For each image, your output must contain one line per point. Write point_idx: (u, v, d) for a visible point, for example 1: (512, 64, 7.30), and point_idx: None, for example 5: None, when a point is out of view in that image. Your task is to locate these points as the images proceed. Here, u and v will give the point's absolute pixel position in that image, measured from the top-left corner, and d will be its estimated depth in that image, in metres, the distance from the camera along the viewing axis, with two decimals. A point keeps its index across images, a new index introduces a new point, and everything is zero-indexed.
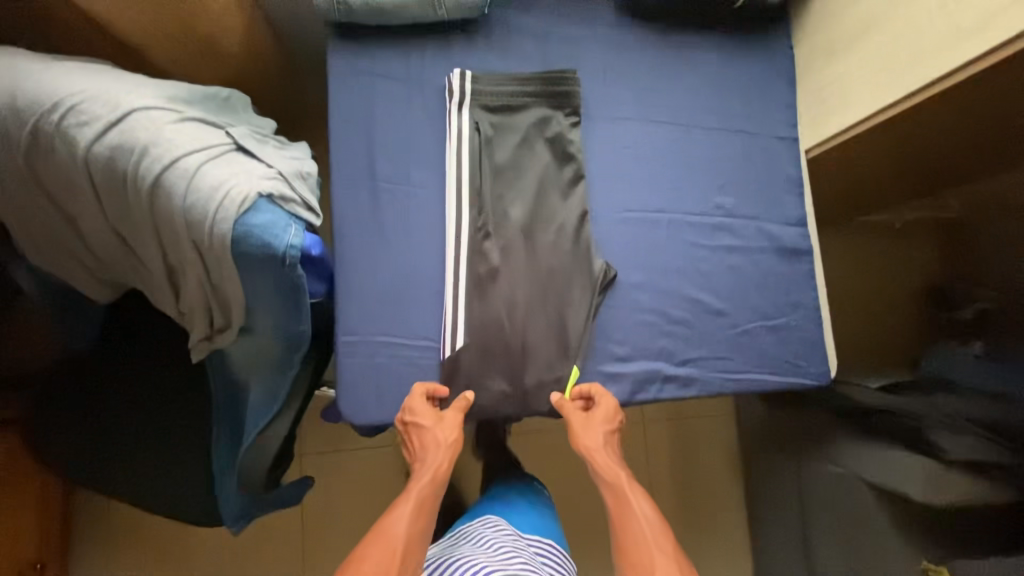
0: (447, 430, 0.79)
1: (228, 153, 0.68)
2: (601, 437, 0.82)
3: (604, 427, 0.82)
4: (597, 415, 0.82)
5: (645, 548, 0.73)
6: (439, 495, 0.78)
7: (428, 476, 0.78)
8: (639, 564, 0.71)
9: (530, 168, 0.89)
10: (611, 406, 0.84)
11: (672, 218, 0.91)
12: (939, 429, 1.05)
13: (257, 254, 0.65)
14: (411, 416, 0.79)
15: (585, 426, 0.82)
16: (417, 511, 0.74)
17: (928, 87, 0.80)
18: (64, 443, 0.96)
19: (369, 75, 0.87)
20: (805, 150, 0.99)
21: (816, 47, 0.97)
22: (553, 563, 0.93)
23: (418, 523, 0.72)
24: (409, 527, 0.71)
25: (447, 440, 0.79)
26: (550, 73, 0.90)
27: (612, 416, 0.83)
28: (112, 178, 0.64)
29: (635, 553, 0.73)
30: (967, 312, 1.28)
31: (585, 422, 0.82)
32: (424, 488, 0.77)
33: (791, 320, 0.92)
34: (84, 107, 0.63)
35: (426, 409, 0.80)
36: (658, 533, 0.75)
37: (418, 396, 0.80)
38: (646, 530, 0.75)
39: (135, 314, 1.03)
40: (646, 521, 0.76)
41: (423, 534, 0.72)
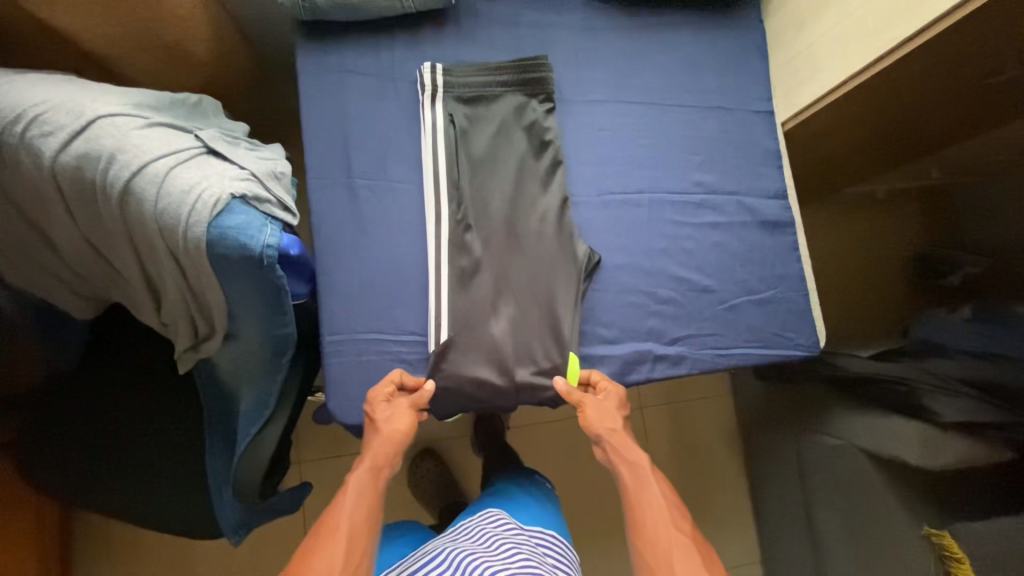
0: (392, 418, 0.78)
1: (198, 156, 0.67)
2: (620, 421, 0.84)
3: (620, 412, 0.84)
4: (609, 400, 0.83)
5: (664, 525, 0.74)
6: (380, 482, 0.78)
7: (365, 468, 0.78)
8: (658, 543, 0.72)
9: (507, 157, 0.88)
10: (619, 391, 0.85)
11: (653, 198, 0.91)
12: (932, 393, 1.05)
13: (232, 256, 0.64)
14: (373, 406, 0.78)
15: (599, 411, 0.82)
16: (358, 500, 0.74)
17: (896, 49, 0.80)
18: (54, 463, 0.95)
19: (338, 72, 0.86)
20: (782, 122, 0.99)
21: (785, 20, 0.97)
22: (555, 553, 0.93)
23: (359, 514, 0.73)
24: (350, 517, 0.72)
25: (388, 430, 0.78)
26: (522, 60, 0.89)
27: (622, 400, 0.85)
28: (81, 187, 0.64)
29: (653, 533, 0.74)
30: (955, 278, 1.28)
31: (597, 405, 0.83)
32: (362, 478, 0.77)
33: (777, 294, 0.92)
34: (47, 117, 0.62)
35: (379, 399, 0.79)
36: (676, 514, 0.77)
37: (384, 385, 0.79)
38: (665, 509, 0.77)
39: (119, 328, 1.02)
40: (662, 499, 0.78)
41: (368, 523, 0.73)
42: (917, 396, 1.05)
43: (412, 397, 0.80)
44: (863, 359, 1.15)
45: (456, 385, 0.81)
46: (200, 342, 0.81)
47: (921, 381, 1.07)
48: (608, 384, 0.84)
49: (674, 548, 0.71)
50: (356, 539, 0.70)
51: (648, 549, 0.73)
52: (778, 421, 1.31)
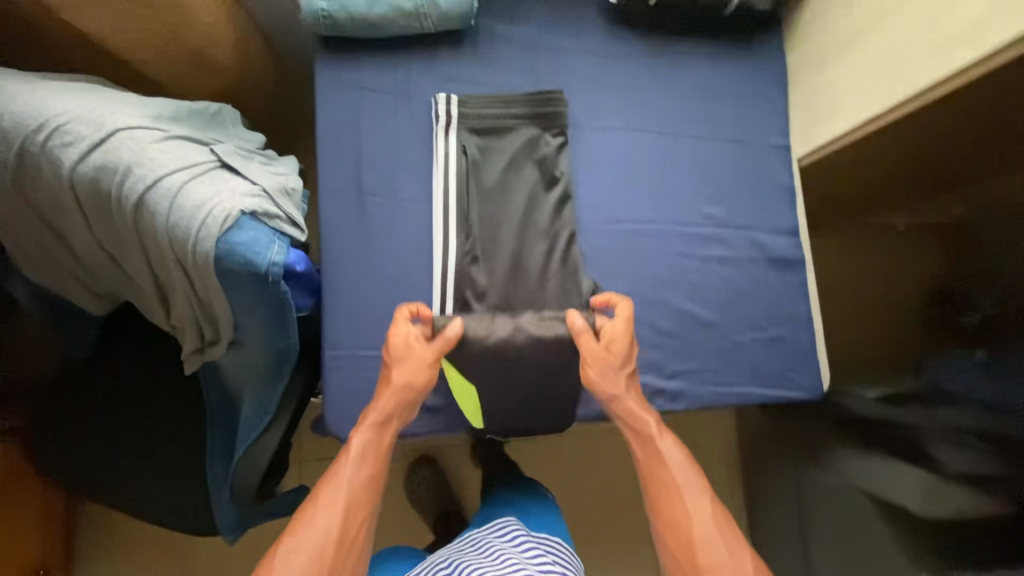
0: (408, 370, 0.76)
1: (212, 170, 0.69)
2: (622, 385, 0.78)
3: (624, 373, 0.78)
4: (612, 359, 0.77)
5: (680, 503, 0.71)
6: (386, 439, 0.75)
7: (370, 425, 0.74)
8: (676, 519, 0.70)
9: (518, 189, 0.87)
10: (623, 341, 0.77)
11: (661, 228, 0.90)
12: (939, 442, 1.01)
13: (239, 271, 0.66)
14: (391, 344, 0.76)
15: (602, 369, 0.77)
16: (360, 462, 0.72)
17: (917, 96, 0.75)
18: (65, 453, 0.99)
19: (356, 88, 0.87)
20: (797, 159, 0.95)
21: (807, 54, 0.93)
22: (560, 559, 0.90)
23: (359, 477, 0.71)
24: (354, 478, 0.70)
25: (404, 382, 0.76)
26: (537, 94, 0.88)
27: (625, 359, 0.78)
28: (96, 199, 0.65)
29: (668, 506, 0.71)
30: None
31: (603, 361, 0.77)
32: (367, 437, 0.74)
33: (782, 332, 0.90)
34: (68, 128, 0.63)
35: (398, 344, 0.76)
36: (692, 482, 0.73)
37: (403, 317, 0.77)
38: (681, 479, 0.73)
39: (130, 326, 1.04)
40: (676, 469, 0.73)
41: (368, 485, 0.71)
42: (924, 445, 1.03)
43: (433, 348, 0.76)
44: (867, 399, 1.15)
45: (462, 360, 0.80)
46: (207, 346, 0.84)
47: (927, 430, 1.03)
48: (621, 327, 0.77)
49: (696, 527, 0.69)
50: (354, 505, 0.69)
51: (668, 527, 0.70)
52: (781, 454, 1.29)
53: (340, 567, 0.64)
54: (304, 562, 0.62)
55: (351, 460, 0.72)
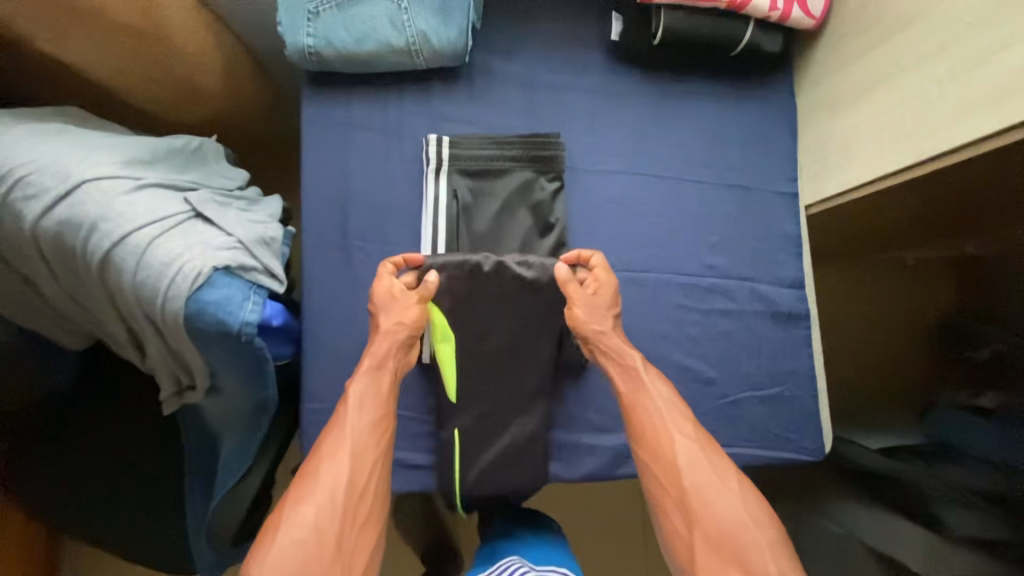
0: (393, 314, 0.73)
1: (185, 222, 0.65)
2: (609, 323, 0.76)
3: (610, 311, 0.76)
4: (599, 299, 0.76)
5: (667, 435, 0.68)
6: (384, 384, 0.71)
7: (366, 372, 0.71)
8: (662, 451, 0.67)
9: (510, 236, 0.84)
10: (609, 287, 0.76)
11: (659, 278, 0.86)
12: (945, 503, 0.97)
13: (209, 331, 0.63)
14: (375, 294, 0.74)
15: (588, 307, 0.75)
16: (361, 412, 0.68)
17: (933, 160, 0.72)
18: (38, 491, 0.95)
19: (345, 126, 0.83)
20: (805, 206, 0.91)
21: (818, 99, 0.89)
22: None
23: (362, 426, 0.67)
24: (354, 425, 0.67)
25: (393, 325, 0.73)
26: (533, 136, 0.84)
27: (612, 300, 0.77)
28: (61, 253, 0.62)
29: (655, 440, 0.68)
30: (983, 353, 1.14)
31: (588, 301, 0.75)
32: (363, 385, 0.70)
33: (784, 391, 0.86)
34: (32, 180, 0.60)
35: (382, 295, 0.75)
36: (677, 413, 0.70)
37: (387, 274, 0.75)
38: (666, 412, 0.70)
39: (109, 360, 1.01)
40: (661, 402, 0.71)
41: (372, 433, 0.68)
42: (928, 503, 0.98)
43: (419, 295, 0.74)
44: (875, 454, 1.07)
45: (449, 297, 0.79)
46: (183, 391, 0.81)
47: (929, 486, 0.99)
48: (606, 277, 0.76)
49: (682, 457, 0.67)
50: (361, 452, 0.66)
51: (654, 459, 0.68)
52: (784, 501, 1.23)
53: (353, 513, 0.61)
54: (315, 512, 0.59)
55: (351, 408, 0.68)
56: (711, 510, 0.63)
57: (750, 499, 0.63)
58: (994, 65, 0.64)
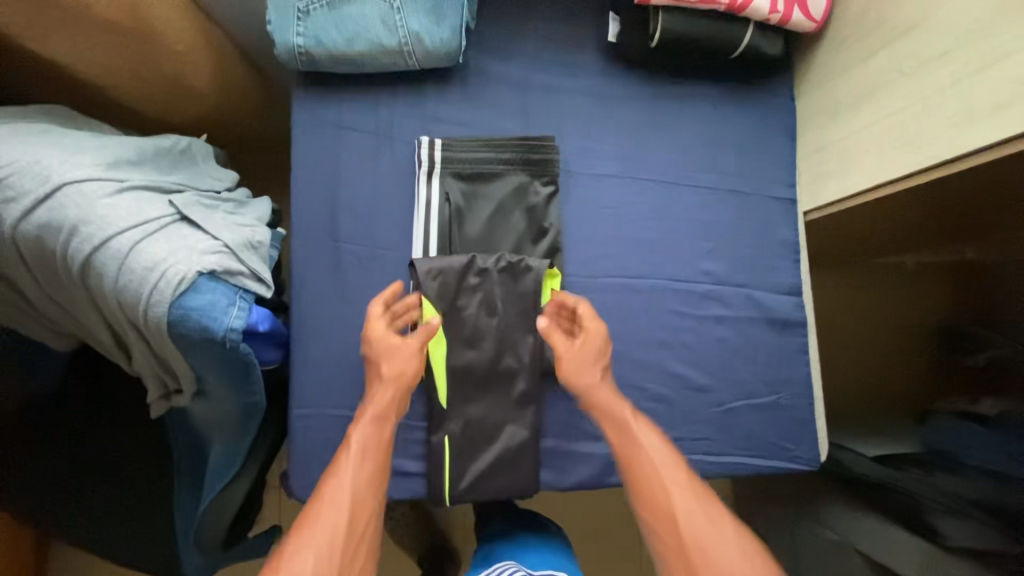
0: (398, 357, 0.72)
1: (170, 225, 0.64)
2: (598, 372, 0.72)
3: (599, 360, 0.73)
4: (586, 346, 0.73)
5: (663, 486, 0.62)
6: (387, 434, 0.68)
7: (370, 419, 0.68)
8: (660, 504, 0.61)
9: (503, 240, 0.82)
10: (598, 332, 0.73)
11: (655, 284, 0.84)
12: (939, 513, 0.96)
13: (193, 337, 0.61)
14: (371, 336, 0.72)
15: (574, 357, 0.72)
16: (363, 459, 0.64)
17: (932, 169, 0.71)
18: (26, 492, 0.95)
19: (335, 127, 0.82)
20: (803, 212, 0.90)
21: (818, 103, 0.88)
22: None
23: (364, 473, 0.63)
24: (357, 473, 0.62)
25: (396, 371, 0.71)
26: (527, 139, 0.83)
27: (602, 348, 0.74)
28: (43, 255, 0.61)
29: (652, 491, 0.62)
30: (979, 359, 1.15)
31: (576, 349, 0.72)
32: (367, 432, 0.67)
33: (780, 400, 0.85)
34: (11, 182, 0.59)
35: (379, 339, 0.72)
36: (671, 462, 0.65)
37: (377, 315, 0.73)
38: (659, 461, 0.64)
39: (97, 360, 1.00)
40: (655, 453, 0.65)
41: (375, 482, 0.63)
42: (923, 513, 0.97)
43: (421, 338, 0.73)
44: (868, 461, 1.06)
45: (442, 298, 0.78)
46: (171, 395, 0.80)
47: (927, 497, 0.97)
48: (594, 326, 0.73)
49: (677, 506, 0.61)
50: (365, 501, 0.60)
51: (651, 512, 0.62)
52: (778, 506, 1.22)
53: (351, 566, 0.55)
54: (313, 564, 0.53)
55: (352, 455, 0.64)
56: (710, 562, 0.56)
57: (750, 549, 0.58)
58: (997, 73, 0.63)
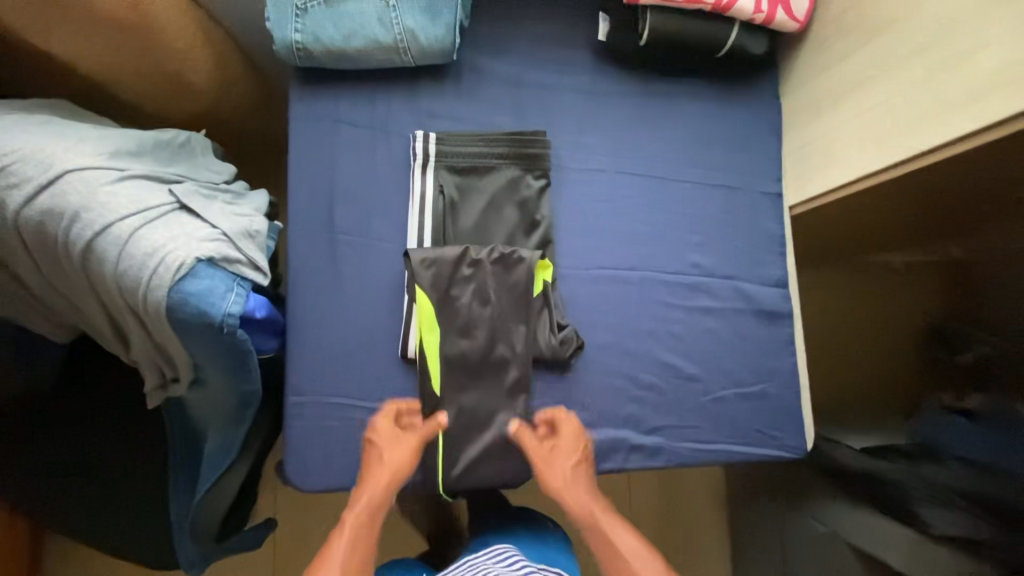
0: (399, 451, 0.75)
1: (169, 213, 0.66)
2: (569, 471, 0.75)
3: (572, 460, 0.76)
4: (556, 450, 0.77)
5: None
6: (379, 522, 0.69)
7: (364, 505, 0.69)
8: None
9: (496, 233, 0.84)
10: (568, 436, 0.78)
11: (644, 276, 0.86)
12: (926, 502, 0.97)
13: (191, 322, 0.63)
14: (373, 433, 0.76)
15: (545, 459, 0.76)
16: (353, 544, 0.64)
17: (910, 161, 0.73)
18: (20, 484, 0.95)
19: (332, 122, 0.84)
20: (789, 206, 0.92)
21: (802, 101, 0.90)
22: None
23: (354, 559, 0.63)
24: (345, 559, 0.62)
25: (393, 460, 0.74)
26: (519, 134, 0.85)
27: (575, 448, 0.77)
28: (43, 240, 0.62)
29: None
30: (967, 356, 1.18)
31: (546, 454, 0.76)
32: (359, 515, 0.68)
33: (767, 389, 0.86)
34: (14, 169, 0.60)
35: (381, 432, 0.76)
36: (645, 557, 0.64)
37: (385, 415, 0.77)
38: (630, 557, 0.63)
39: (94, 353, 1.01)
40: (627, 550, 0.64)
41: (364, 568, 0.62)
42: (910, 503, 0.98)
43: (419, 431, 0.77)
44: (857, 453, 1.07)
45: (435, 290, 0.80)
46: (168, 384, 0.81)
47: (913, 487, 0.99)
48: (568, 426, 0.79)
49: None
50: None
51: None
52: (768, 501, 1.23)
53: None
54: None
55: (342, 543, 0.64)
56: None
57: None
58: (971, 67, 0.66)
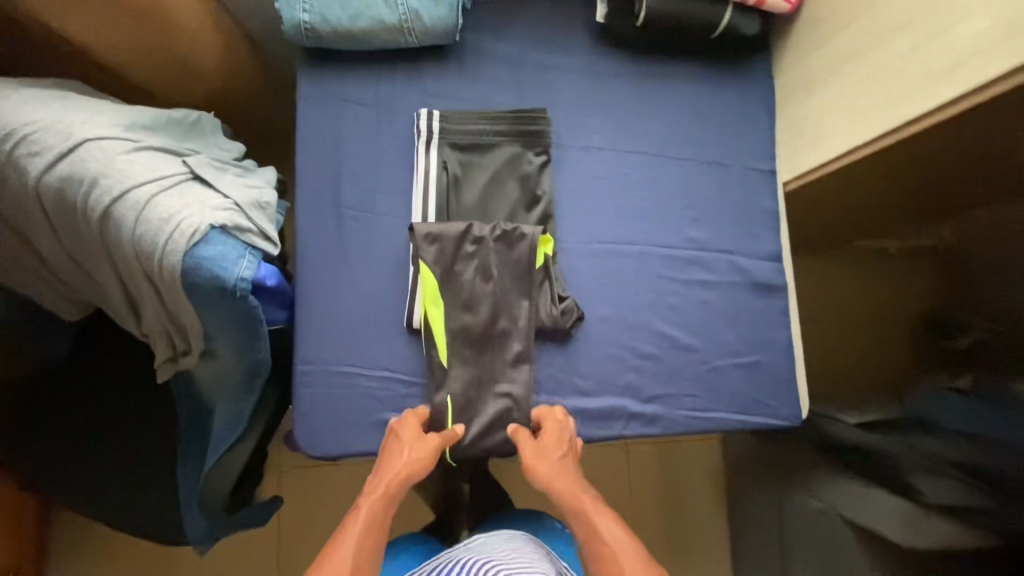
0: (421, 451, 0.75)
1: (184, 182, 0.68)
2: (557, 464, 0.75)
3: (561, 454, 0.77)
4: (546, 442, 0.78)
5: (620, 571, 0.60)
6: (388, 517, 0.70)
7: (378, 498, 0.70)
8: None
9: (498, 208, 0.87)
10: (558, 430, 0.79)
11: (642, 250, 0.89)
12: (919, 473, 1.00)
13: (204, 286, 0.65)
14: (399, 428, 0.78)
15: (535, 451, 0.77)
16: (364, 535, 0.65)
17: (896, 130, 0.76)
18: (32, 460, 0.96)
19: (338, 101, 0.86)
20: (783, 182, 0.94)
21: (794, 80, 0.93)
22: None
23: (364, 550, 0.63)
24: (357, 549, 0.63)
25: (410, 459, 0.75)
26: (520, 112, 0.88)
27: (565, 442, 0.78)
28: (63, 207, 0.65)
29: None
30: (962, 342, 1.18)
31: (535, 446, 0.77)
32: (374, 509, 0.69)
33: (762, 359, 0.89)
34: (35, 137, 0.63)
35: (405, 428, 0.78)
36: (630, 550, 0.63)
37: (411, 416, 0.79)
38: (617, 549, 0.63)
39: (105, 332, 1.03)
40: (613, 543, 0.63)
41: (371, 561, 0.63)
42: (902, 473, 1.01)
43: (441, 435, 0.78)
44: (853, 428, 1.09)
45: (439, 262, 0.82)
46: (179, 356, 0.82)
47: (906, 458, 1.01)
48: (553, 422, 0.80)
49: None
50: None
51: None
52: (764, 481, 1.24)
53: None
54: None
55: (354, 532, 0.65)
56: None
57: None
58: (953, 37, 0.69)
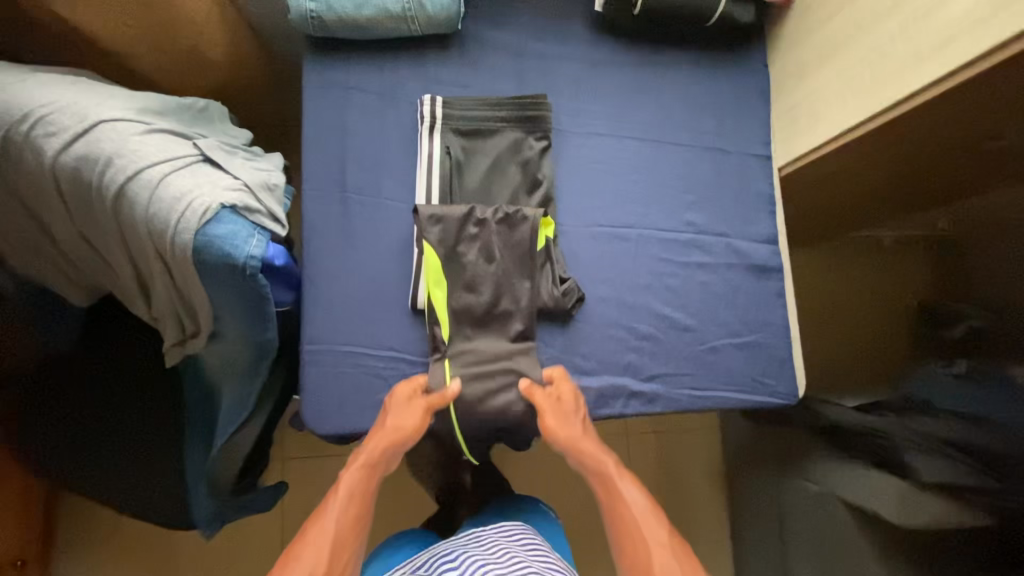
0: (409, 415, 0.77)
1: (195, 164, 0.70)
2: (578, 427, 0.79)
3: (579, 416, 0.80)
4: (564, 404, 0.80)
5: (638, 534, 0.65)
6: (371, 483, 0.73)
7: (358, 466, 0.73)
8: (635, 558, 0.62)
9: (500, 192, 0.89)
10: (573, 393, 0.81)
11: (641, 233, 0.91)
12: (914, 453, 1.01)
13: (215, 263, 0.66)
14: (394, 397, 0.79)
15: (556, 413, 0.79)
16: (347, 504, 0.68)
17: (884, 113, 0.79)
18: (45, 442, 0.98)
19: (343, 88, 0.88)
20: (778, 167, 0.96)
21: (788, 67, 0.95)
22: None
23: (347, 516, 0.66)
24: (339, 516, 0.66)
25: (395, 425, 0.76)
26: (521, 98, 0.90)
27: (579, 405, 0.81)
28: (77, 187, 0.66)
29: (628, 536, 0.65)
30: (957, 330, 1.18)
31: (555, 408, 0.79)
32: (356, 480, 0.71)
33: (759, 339, 0.91)
34: (52, 118, 0.65)
35: (397, 397, 0.79)
36: (648, 513, 0.67)
37: (406, 386, 0.80)
38: (636, 511, 0.67)
39: (112, 319, 1.04)
40: (634, 506, 0.68)
41: (358, 527, 0.66)
42: (899, 452, 1.02)
43: (428, 399, 0.79)
44: (851, 411, 1.11)
45: (443, 244, 0.84)
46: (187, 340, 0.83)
47: (902, 437, 1.03)
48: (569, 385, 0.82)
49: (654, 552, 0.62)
50: (344, 545, 0.63)
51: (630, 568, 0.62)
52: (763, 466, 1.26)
53: None
54: None
55: (338, 500, 0.68)
56: None
57: None
58: (938, 20, 0.71)
